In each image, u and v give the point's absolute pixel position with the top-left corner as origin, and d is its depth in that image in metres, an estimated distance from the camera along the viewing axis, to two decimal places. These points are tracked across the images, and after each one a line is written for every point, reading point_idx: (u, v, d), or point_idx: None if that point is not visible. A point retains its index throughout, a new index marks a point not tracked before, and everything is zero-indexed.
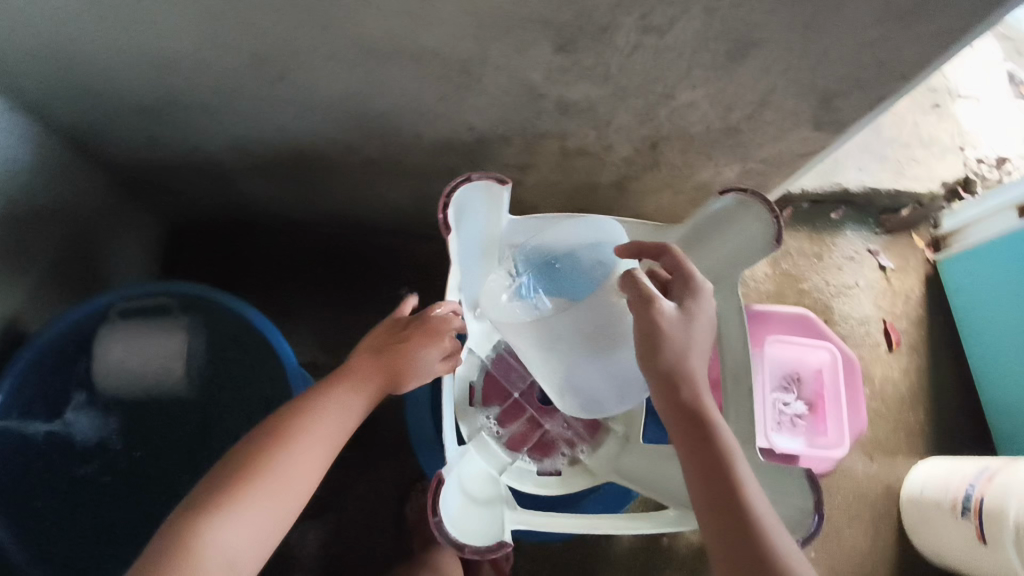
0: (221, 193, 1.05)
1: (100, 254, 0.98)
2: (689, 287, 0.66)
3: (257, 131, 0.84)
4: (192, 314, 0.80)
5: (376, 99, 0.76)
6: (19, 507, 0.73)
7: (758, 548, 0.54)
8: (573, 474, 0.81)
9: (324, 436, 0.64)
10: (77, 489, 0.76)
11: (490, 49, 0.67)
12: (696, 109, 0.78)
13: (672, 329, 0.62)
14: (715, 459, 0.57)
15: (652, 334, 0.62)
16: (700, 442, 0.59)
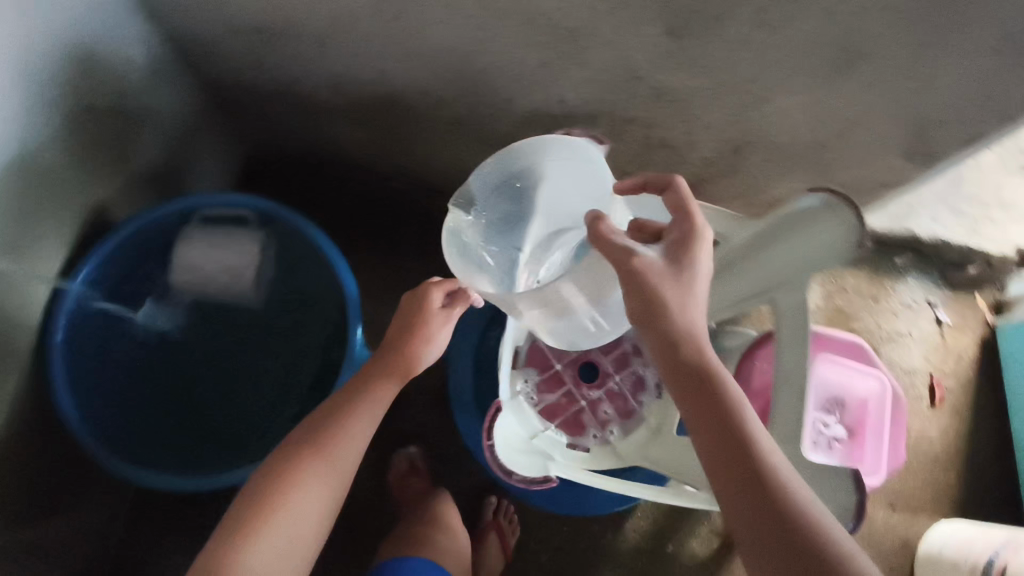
0: (307, 129, 1.08)
1: (187, 166, 1.01)
2: (687, 227, 0.59)
3: (356, 70, 0.87)
4: (268, 230, 0.83)
5: (478, 56, 0.78)
6: (92, 382, 0.77)
7: (788, 518, 0.49)
8: (601, 455, 0.80)
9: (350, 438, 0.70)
10: (147, 374, 0.82)
11: (601, 22, 0.68)
12: (789, 117, 0.78)
13: (665, 285, 0.55)
14: (725, 422, 0.52)
15: (647, 292, 0.55)
16: (711, 408, 0.53)
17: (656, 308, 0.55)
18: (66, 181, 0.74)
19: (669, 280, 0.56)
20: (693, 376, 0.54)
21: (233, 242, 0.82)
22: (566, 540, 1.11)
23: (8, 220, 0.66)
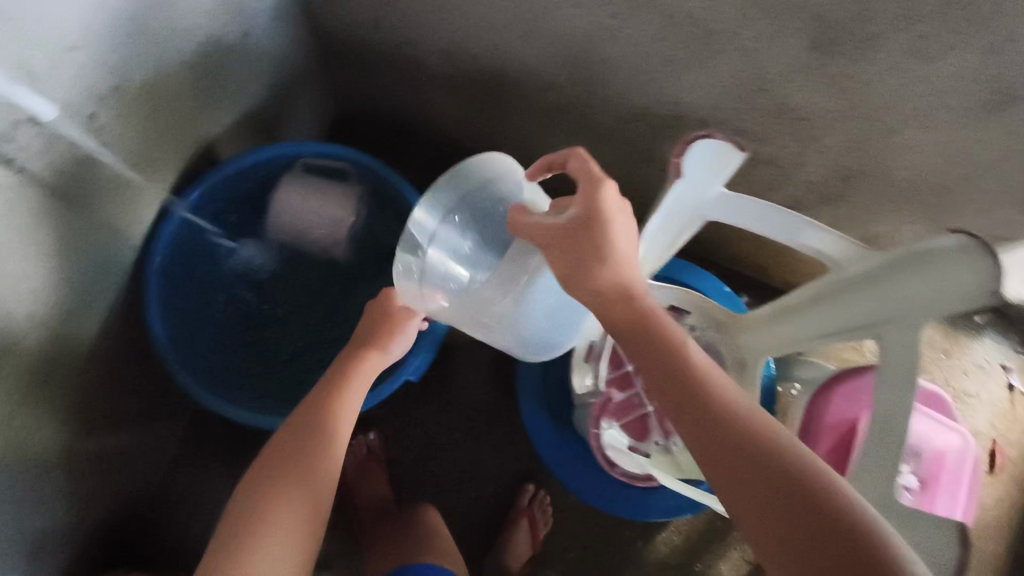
0: (406, 95, 1.09)
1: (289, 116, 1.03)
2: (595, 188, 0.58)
3: (474, 42, 0.87)
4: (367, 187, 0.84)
5: (604, 44, 0.77)
6: (183, 305, 0.80)
7: (801, 496, 0.44)
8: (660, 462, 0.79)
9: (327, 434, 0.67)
10: (232, 306, 0.85)
11: (744, 27, 0.66)
12: (914, 153, 0.75)
13: (596, 252, 0.55)
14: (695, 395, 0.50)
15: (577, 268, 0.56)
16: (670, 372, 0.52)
17: (595, 272, 0.55)
18: (188, 112, 0.76)
19: (583, 235, 0.55)
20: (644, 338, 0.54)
21: (332, 194, 0.83)
22: (597, 542, 1.10)
23: (134, 140, 0.68)
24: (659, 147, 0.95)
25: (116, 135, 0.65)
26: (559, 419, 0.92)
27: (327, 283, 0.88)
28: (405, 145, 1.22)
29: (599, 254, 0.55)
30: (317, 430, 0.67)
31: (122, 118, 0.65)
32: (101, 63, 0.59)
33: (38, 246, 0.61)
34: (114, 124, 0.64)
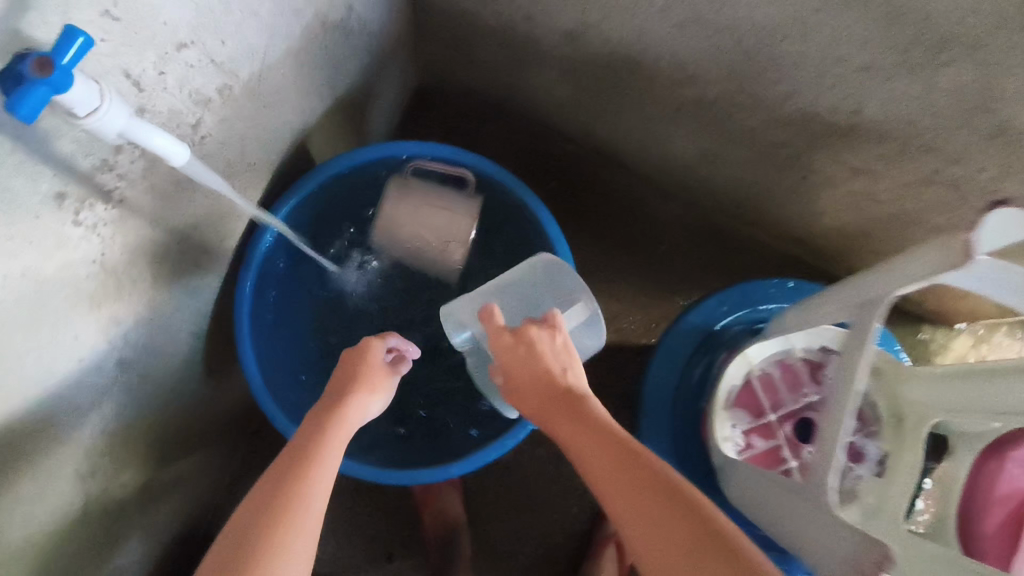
0: (503, 75, 0.95)
1: (378, 101, 0.90)
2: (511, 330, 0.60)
3: (610, 25, 0.73)
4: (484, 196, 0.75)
5: (784, 42, 0.64)
6: (269, 325, 0.71)
7: None
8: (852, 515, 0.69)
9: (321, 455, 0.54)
10: (323, 330, 0.76)
11: (992, 37, 0.53)
12: None
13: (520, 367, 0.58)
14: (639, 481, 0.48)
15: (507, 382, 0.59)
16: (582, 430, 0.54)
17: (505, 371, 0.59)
18: (289, 106, 0.64)
19: (510, 354, 0.59)
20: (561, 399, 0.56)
21: (446, 206, 0.72)
22: None
23: (234, 146, 0.57)
24: (809, 154, 0.82)
25: (218, 143, 0.54)
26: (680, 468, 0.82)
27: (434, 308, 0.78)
28: (493, 127, 1.09)
29: (513, 368, 0.58)
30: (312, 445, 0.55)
31: (226, 123, 0.53)
32: (211, 62, 0.47)
33: (132, 283, 0.51)
34: (218, 131, 0.53)
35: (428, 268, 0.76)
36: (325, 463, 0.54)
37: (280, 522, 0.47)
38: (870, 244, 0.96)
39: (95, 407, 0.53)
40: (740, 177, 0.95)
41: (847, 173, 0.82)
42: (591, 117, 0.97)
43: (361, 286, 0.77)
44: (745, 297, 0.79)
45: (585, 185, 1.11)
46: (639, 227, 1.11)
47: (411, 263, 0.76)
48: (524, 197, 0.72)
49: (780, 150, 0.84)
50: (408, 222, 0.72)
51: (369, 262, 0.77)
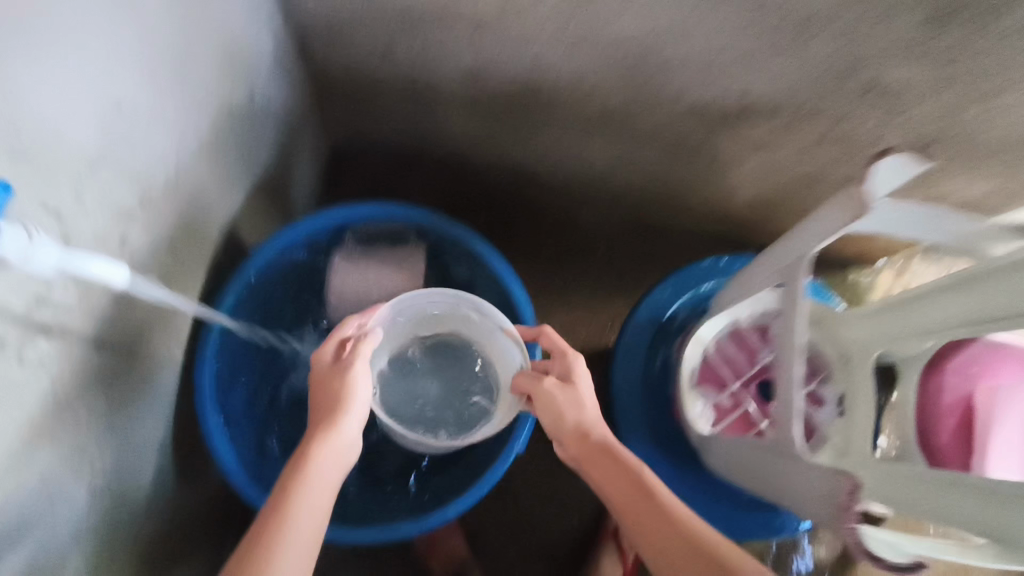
0: (411, 122, 0.98)
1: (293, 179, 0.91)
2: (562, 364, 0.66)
3: (504, 60, 0.78)
4: (426, 241, 0.79)
5: (669, 46, 0.69)
6: (232, 415, 0.71)
7: None
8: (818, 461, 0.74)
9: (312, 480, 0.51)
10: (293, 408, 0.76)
11: (844, 12, 0.59)
12: (1010, 114, 0.70)
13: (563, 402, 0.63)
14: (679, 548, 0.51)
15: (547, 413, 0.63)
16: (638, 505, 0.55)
17: (562, 442, 0.63)
18: (210, 198, 0.64)
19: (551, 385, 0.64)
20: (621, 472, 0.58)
21: (385, 263, 0.78)
22: None
23: (165, 252, 0.56)
24: (712, 139, 0.87)
25: (149, 250, 0.53)
26: None
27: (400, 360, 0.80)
28: (413, 173, 1.11)
29: (546, 410, 0.63)
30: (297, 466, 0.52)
31: (153, 230, 0.53)
32: (127, 175, 0.48)
33: (86, 414, 0.49)
34: (146, 240, 0.53)
35: None
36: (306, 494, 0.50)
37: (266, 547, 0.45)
38: (782, 208, 1.04)
39: (73, 552, 0.50)
40: (654, 174, 1.01)
41: (748, 149, 0.88)
42: (507, 147, 1.00)
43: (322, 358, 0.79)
44: (685, 280, 0.83)
45: (514, 208, 1.15)
46: (571, 239, 1.15)
47: None
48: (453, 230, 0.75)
49: (686, 140, 0.89)
50: (355, 284, 0.78)
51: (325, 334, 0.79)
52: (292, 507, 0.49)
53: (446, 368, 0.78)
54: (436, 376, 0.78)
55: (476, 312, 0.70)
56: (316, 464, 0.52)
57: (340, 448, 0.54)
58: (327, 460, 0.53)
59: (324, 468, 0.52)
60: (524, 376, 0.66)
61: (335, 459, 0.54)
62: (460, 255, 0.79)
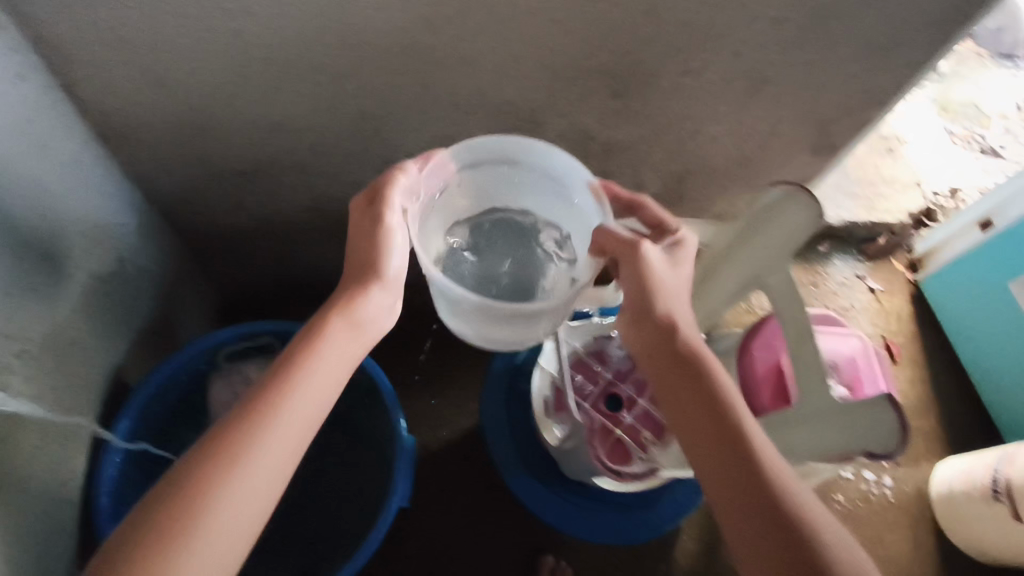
0: (282, 256, 1.13)
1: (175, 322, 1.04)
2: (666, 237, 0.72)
3: (335, 189, 0.96)
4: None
5: (453, 149, 0.88)
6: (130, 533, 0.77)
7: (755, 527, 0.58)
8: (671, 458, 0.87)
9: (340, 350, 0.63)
10: None
11: (557, 99, 0.80)
12: (718, 143, 0.92)
13: (660, 275, 0.67)
14: (723, 426, 0.63)
15: (642, 286, 0.66)
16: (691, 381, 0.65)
17: (627, 310, 0.69)
18: (84, 352, 0.76)
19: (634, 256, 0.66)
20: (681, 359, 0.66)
21: (258, 369, 0.88)
22: None
23: (48, 397, 0.69)
24: None
25: (32, 400, 0.66)
26: (550, 482, 0.95)
27: None
28: (301, 300, 1.27)
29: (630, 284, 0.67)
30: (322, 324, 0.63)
31: (34, 380, 0.67)
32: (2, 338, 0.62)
33: None
34: (26, 389, 0.66)
35: None
36: (326, 353, 0.62)
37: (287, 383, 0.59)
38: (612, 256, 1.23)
39: None
40: None
41: None
42: None
43: None
44: None
45: None
46: None
47: None
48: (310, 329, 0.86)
49: None
50: (230, 393, 0.86)
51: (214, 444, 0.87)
52: (314, 354, 0.61)
53: (501, 244, 0.75)
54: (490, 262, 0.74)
55: (526, 167, 0.70)
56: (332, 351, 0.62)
57: (360, 323, 0.64)
58: (343, 335, 0.63)
59: (333, 348, 0.62)
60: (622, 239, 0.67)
61: (353, 334, 0.64)
62: None
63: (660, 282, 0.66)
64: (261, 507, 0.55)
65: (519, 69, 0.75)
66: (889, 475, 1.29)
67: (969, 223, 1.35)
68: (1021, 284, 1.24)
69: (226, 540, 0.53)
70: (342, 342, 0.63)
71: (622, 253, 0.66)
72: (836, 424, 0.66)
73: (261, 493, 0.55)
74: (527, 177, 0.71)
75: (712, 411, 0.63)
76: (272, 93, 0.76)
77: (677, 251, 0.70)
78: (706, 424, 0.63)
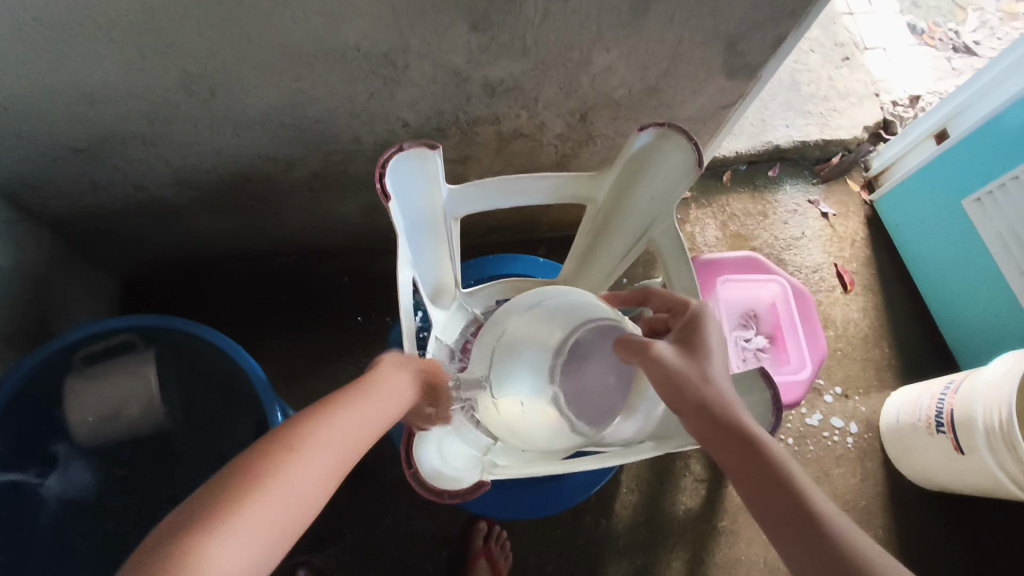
0: (170, 233, 1.05)
1: (59, 315, 0.98)
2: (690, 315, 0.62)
3: (195, 158, 0.85)
4: (154, 346, 0.84)
5: (311, 104, 0.78)
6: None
7: None
8: None
9: (338, 445, 0.54)
10: (58, 537, 0.78)
11: (410, 38, 0.69)
12: (615, 73, 0.81)
13: (682, 361, 0.57)
14: (802, 524, 0.47)
15: (666, 375, 0.57)
16: (748, 463, 0.51)
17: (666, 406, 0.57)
18: None
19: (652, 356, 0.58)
20: (735, 442, 0.52)
21: (123, 371, 0.83)
22: (559, 539, 1.12)
23: None
24: None
25: None
26: None
27: (170, 458, 0.83)
28: (207, 276, 1.21)
29: (656, 381, 0.57)
30: (325, 417, 0.55)
31: None
32: None
33: None
34: None
35: (144, 423, 0.84)
36: (323, 444, 0.53)
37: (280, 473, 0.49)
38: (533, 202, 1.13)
39: None
40: None
41: (456, 165, 0.97)
42: (265, 226, 1.08)
43: (78, 480, 0.80)
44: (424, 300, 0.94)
45: (315, 273, 1.24)
46: (374, 289, 1.24)
47: (125, 427, 0.83)
48: (172, 323, 0.82)
49: None
50: (94, 397, 0.81)
51: (83, 454, 0.81)
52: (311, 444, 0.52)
53: (589, 363, 0.65)
54: (597, 384, 0.65)
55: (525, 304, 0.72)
56: (354, 420, 0.56)
57: (365, 418, 0.57)
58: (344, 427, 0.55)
59: (332, 439, 0.54)
60: (630, 340, 0.61)
61: (353, 428, 0.56)
62: (192, 344, 0.84)
63: (684, 371, 0.57)
64: (296, 525, 0.49)
65: (352, 7, 0.64)
66: (847, 417, 1.23)
67: (924, 135, 1.25)
68: (973, 200, 1.16)
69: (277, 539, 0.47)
70: (343, 435, 0.54)
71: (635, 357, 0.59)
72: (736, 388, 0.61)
73: (299, 506, 0.49)
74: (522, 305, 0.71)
75: (780, 503, 0.49)
76: (70, 61, 0.65)
77: (700, 325, 0.61)
78: (773, 523, 0.49)
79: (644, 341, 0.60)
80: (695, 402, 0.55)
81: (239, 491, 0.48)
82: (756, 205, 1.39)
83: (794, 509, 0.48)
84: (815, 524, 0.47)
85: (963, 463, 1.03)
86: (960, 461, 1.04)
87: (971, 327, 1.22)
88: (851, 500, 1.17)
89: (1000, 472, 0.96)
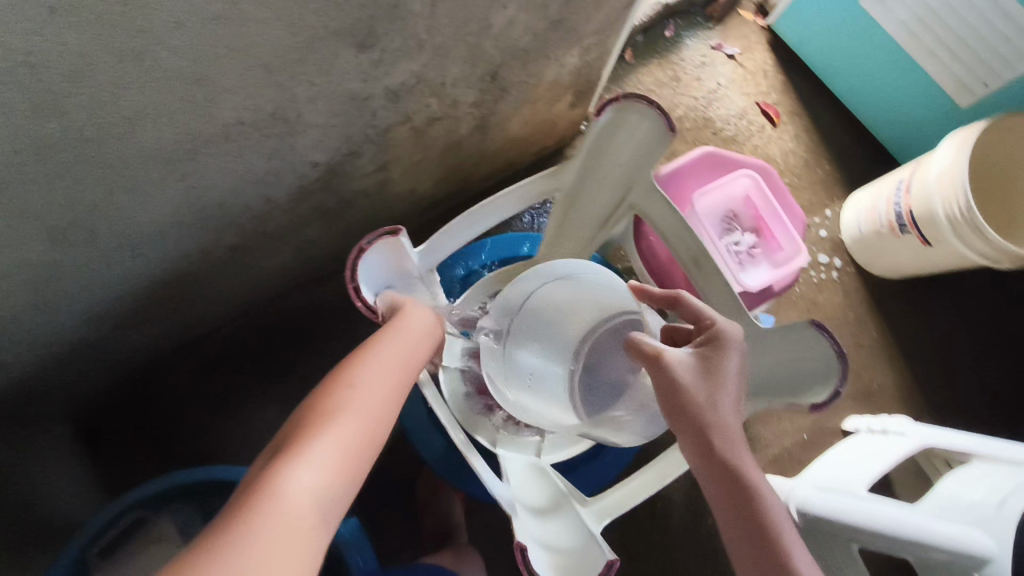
0: (105, 361, 0.93)
1: (57, 500, 0.87)
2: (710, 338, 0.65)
3: (99, 292, 0.73)
4: (166, 512, 0.81)
5: (211, 191, 0.66)
6: None
7: None
8: None
9: (385, 366, 0.56)
10: None
11: (295, 86, 0.58)
12: (516, 25, 0.72)
13: (691, 380, 0.61)
14: (756, 535, 0.58)
15: (672, 391, 0.61)
16: (722, 479, 0.59)
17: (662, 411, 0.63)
18: None
19: (660, 372, 0.61)
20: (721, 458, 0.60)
21: (144, 550, 0.78)
22: None
23: None
24: (343, 191, 0.86)
25: None
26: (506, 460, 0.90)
27: None
28: (160, 381, 1.08)
29: (660, 393, 0.62)
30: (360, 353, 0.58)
31: None
32: None
33: None
34: None
35: None
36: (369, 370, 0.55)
37: (333, 401, 0.52)
38: (462, 168, 1.04)
39: None
40: (337, 231, 0.99)
41: (376, 173, 0.87)
42: (200, 309, 0.97)
43: None
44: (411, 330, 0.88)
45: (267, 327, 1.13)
46: (336, 314, 1.14)
47: None
48: (183, 477, 0.81)
49: (326, 205, 0.87)
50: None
51: None
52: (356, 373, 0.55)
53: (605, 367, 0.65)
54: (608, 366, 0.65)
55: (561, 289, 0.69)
56: (393, 346, 0.58)
57: (403, 340, 0.59)
58: (383, 353, 0.57)
59: (378, 365, 0.56)
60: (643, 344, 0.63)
61: (395, 355, 0.58)
62: (203, 493, 0.82)
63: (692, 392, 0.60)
64: (368, 446, 0.51)
65: (217, 87, 0.52)
66: (829, 252, 1.28)
67: None
68: None
69: (344, 468, 0.49)
70: (384, 359, 0.57)
71: (646, 363, 0.62)
72: (799, 344, 0.71)
73: (366, 429, 0.52)
74: (554, 293, 0.69)
75: (743, 513, 0.58)
76: None
77: (719, 349, 0.64)
78: (739, 529, 0.59)
79: (656, 351, 0.62)
80: (697, 425, 0.60)
81: (301, 430, 0.50)
82: (668, 72, 1.34)
83: (748, 515, 0.58)
84: (769, 536, 0.57)
85: (932, 253, 1.11)
86: (929, 252, 1.11)
87: (897, 119, 1.26)
88: (841, 317, 1.25)
89: (967, 251, 1.04)
